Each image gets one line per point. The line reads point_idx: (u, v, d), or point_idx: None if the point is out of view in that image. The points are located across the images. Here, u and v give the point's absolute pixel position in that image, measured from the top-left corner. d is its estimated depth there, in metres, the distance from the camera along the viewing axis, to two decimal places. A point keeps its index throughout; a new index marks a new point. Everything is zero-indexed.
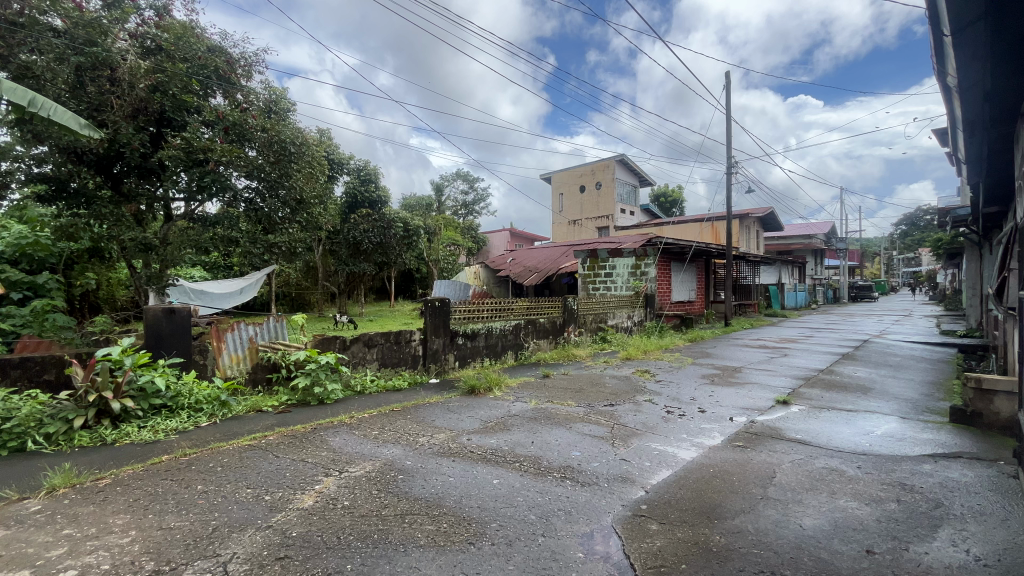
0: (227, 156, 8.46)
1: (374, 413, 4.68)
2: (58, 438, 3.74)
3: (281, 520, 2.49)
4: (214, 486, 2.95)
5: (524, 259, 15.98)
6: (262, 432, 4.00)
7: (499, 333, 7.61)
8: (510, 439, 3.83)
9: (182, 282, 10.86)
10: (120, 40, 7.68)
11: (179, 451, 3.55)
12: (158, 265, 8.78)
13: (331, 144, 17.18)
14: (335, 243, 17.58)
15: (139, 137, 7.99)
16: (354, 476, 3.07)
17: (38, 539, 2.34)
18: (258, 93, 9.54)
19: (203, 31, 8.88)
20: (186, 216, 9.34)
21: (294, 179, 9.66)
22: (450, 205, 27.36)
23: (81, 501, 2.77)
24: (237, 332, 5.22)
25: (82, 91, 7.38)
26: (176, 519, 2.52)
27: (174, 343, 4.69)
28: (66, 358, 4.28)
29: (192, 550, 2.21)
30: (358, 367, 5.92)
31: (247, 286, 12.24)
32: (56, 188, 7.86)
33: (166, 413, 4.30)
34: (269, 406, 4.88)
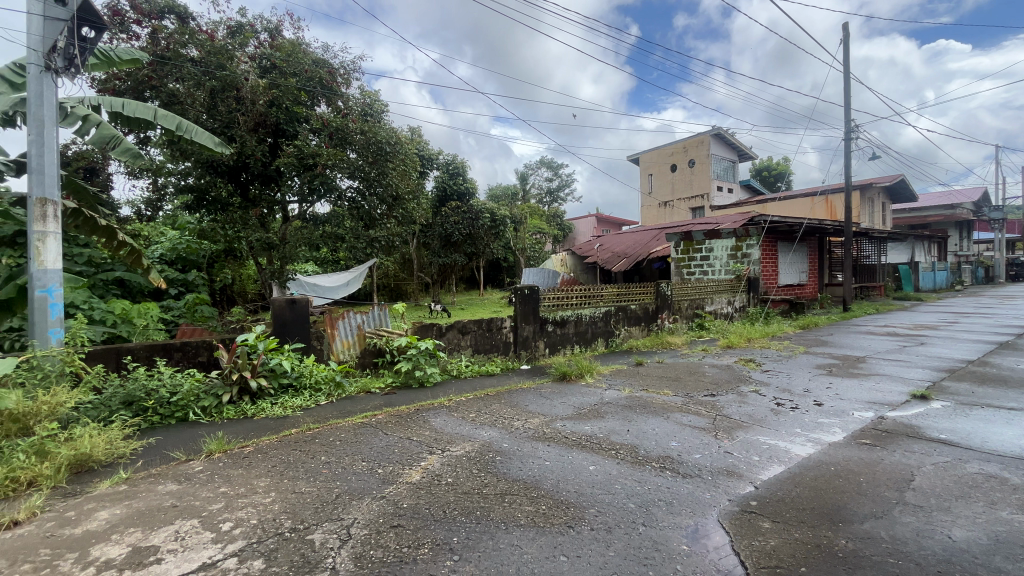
0: (332, 159, 9.22)
1: (470, 396, 4.90)
2: (212, 410, 4.40)
3: (392, 492, 2.70)
4: (334, 457, 3.28)
5: (611, 245, 15.58)
6: (373, 411, 4.37)
7: (589, 320, 7.52)
8: (605, 426, 3.78)
9: (299, 277, 12.15)
10: (242, 62, 8.63)
11: (304, 426, 3.98)
12: (279, 262, 9.89)
13: (422, 140, 17.98)
14: (428, 235, 18.58)
15: (260, 148, 9.00)
16: (456, 455, 3.23)
17: (201, 495, 2.77)
18: (357, 98, 10.22)
19: (309, 46, 9.73)
20: (300, 216, 10.29)
21: (390, 177, 10.24)
22: (535, 193, 27.55)
23: (231, 464, 3.23)
24: (347, 320, 5.74)
25: (214, 111, 8.46)
26: (306, 485, 2.84)
27: (296, 330, 5.26)
28: (214, 343, 5.01)
29: (321, 513, 2.48)
30: (454, 353, 6.21)
31: (353, 278, 13.34)
32: (198, 197, 9.16)
33: (292, 392, 4.85)
34: (377, 388, 5.32)
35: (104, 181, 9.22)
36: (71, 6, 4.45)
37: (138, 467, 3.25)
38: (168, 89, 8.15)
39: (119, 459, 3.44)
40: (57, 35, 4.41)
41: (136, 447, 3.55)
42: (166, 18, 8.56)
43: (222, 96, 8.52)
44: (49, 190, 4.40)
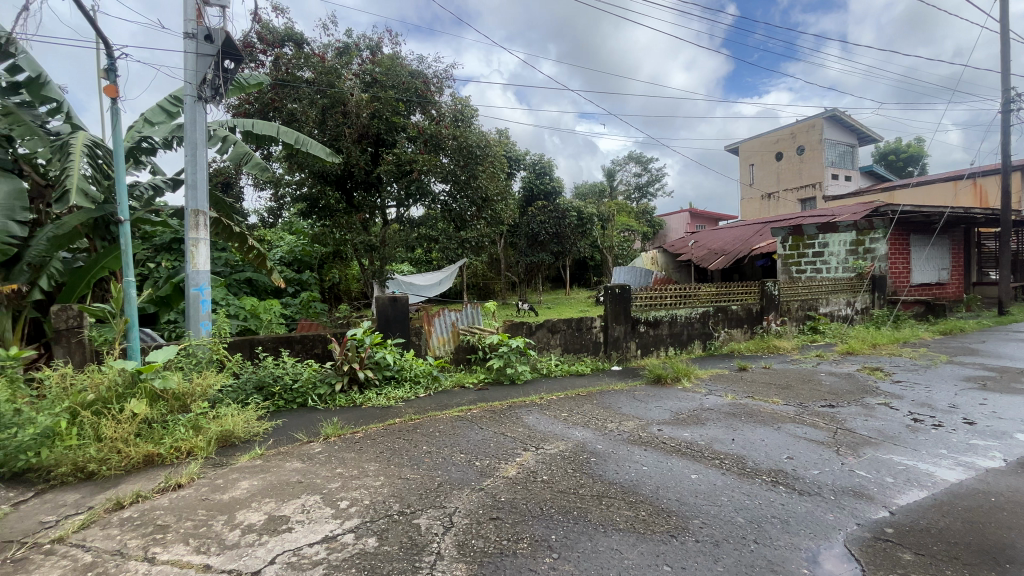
0: (427, 165, 9.72)
1: (561, 395, 4.89)
2: (327, 397, 4.85)
3: (491, 485, 2.79)
4: (435, 447, 3.45)
5: (707, 241, 14.67)
6: (468, 405, 4.54)
7: (684, 320, 7.16)
8: (706, 433, 3.58)
9: (397, 277, 12.96)
10: (349, 79, 9.42)
11: (407, 416, 4.24)
12: (380, 263, 10.63)
13: (510, 142, 18.31)
14: (516, 235, 18.90)
15: (364, 157, 9.75)
16: (550, 453, 3.25)
17: (321, 473, 3.07)
18: (449, 105, 10.66)
19: (406, 59, 10.34)
20: (398, 220, 10.95)
21: (480, 179, 10.55)
22: (623, 190, 26.82)
23: (345, 448, 3.53)
24: (443, 317, 6.02)
25: (325, 125, 9.31)
26: (411, 472, 3.03)
27: (397, 325, 5.61)
28: (328, 336, 5.50)
29: (425, 499, 2.63)
30: (544, 352, 6.24)
31: (445, 278, 13.95)
32: (311, 205, 10.14)
33: (395, 383, 5.19)
34: (470, 383, 5.52)
35: (238, 193, 10.57)
36: (217, 43, 5.15)
37: (269, 445, 3.68)
38: (288, 108, 9.12)
39: (254, 437, 3.92)
40: (207, 69, 5.13)
41: (267, 427, 4.03)
42: (286, 45, 9.60)
43: (332, 112, 9.36)
44: (201, 201, 5.14)
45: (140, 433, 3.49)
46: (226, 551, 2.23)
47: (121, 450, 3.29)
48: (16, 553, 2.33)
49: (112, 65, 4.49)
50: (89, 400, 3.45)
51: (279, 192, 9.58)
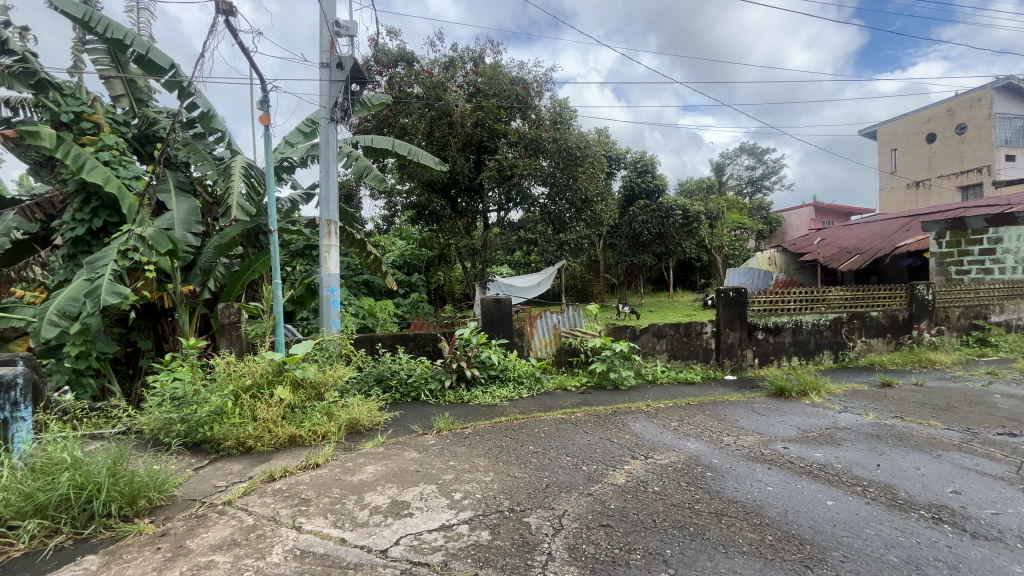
0: (527, 169, 9.89)
1: (669, 404, 4.67)
2: (437, 393, 5.15)
3: (599, 491, 2.75)
4: (541, 448, 3.50)
5: (837, 239, 13.04)
6: (572, 408, 4.54)
7: (811, 328, 6.44)
8: (843, 455, 3.18)
9: (497, 279, 13.35)
10: (454, 92, 9.94)
11: (512, 415, 4.35)
12: (482, 266, 11.03)
13: (609, 141, 17.96)
14: (616, 237, 18.48)
15: (467, 165, 10.23)
16: (660, 463, 3.12)
17: (435, 465, 3.26)
18: (548, 108, 10.74)
19: (507, 68, 10.63)
20: (499, 224, 11.27)
21: (580, 181, 10.48)
22: (733, 185, 24.90)
23: (456, 442, 3.72)
24: (545, 319, 6.08)
25: (433, 137, 9.91)
26: (519, 470, 3.10)
27: (501, 326, 5.78)
28: (437, 335, 5.84)
29: (534, 499, 2.67)
30: (649, 357, 6.02)
31: (544, 279, 14.06)
32: (420, 212, 10.83)
33: (499, 382, 5.35)
34: (573, 386, 5.50)
35: (358, 203, 11.68)
36: (346, 69, 5.75)
37: (389, 434, 4.00)
38: (400, 123, 9.89)
39: (376, 425, 4.29)
40: (338, 93, 5.75)
41: (387, 418, 4.40)
42: (398, 65, 10.43)
43: (439, 123, 9.95)
44: (332, 211, 5.75)
45: (285, 416, 4.00)
46: (358, 528, 2.47)
47: (271, 430, 3.80)
48: (198, 510, 2.80)
49: (265, 97, 5.23)
50: (247, 385, 4.04)
51: (393, 200, 10.36)
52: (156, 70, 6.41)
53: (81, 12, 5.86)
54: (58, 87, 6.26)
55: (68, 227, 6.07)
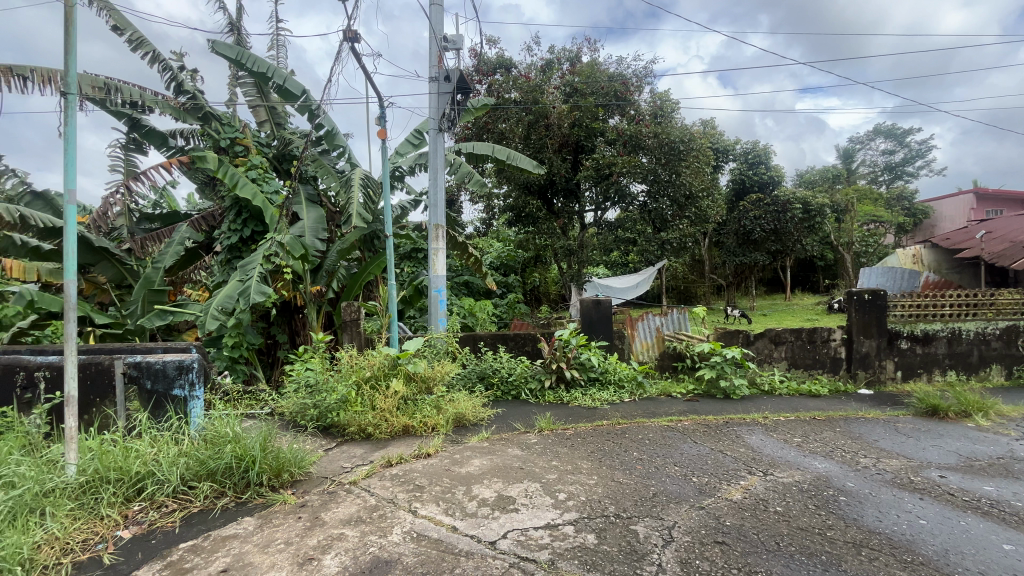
0: (627, 167, 9.62)
1: (790, 417, 4.25)
2: (537, 392, 5.21)
3: (713, 505, 2.59)
4: (646, 455, 3.38)
5: (1007, 231, 10.91)
6: (678, 416, 4.33)
7: (973, 337, 5.47)
8: (1021, 492, 2.66)
9: (594, 280, 13.17)
10: (551, 93, 10.01)
11: (614, 419, 4.27)
12: (578, 266, 10.95)
13: (715, 132, 16.82)
14: (723, 234, 17.26)
15: (564, 165, 10.24)
16: (782, 481, 2.86)
17: (538, 463, 3.30)
18: (649, 102, 10.35)
19: (606, 65, 10.45)
20: (596, 224, 11.12)
21: (683, 176, 9.97)
22: (865, 173, 21.94)
23: (558, 442, 3.75)
24: (647, 321, 5.88)
25: (530, 140, 10.09)
26: (624, 476, 3.03)
27: (601, 328, 5.69)
28: (537, 335, 5.90)
29: (641, 507, 2.59)
30: (764, 365, 5.54)
31: (642, 280, 13.57)
32: (517, 214, 11.06)
33: (599, 385, 5.27)
34: (678, 393, 5.25)
35: (459, 208, 12.24)
36: (453, 81, 6.07)
37: (493, 430, 4.14)
38: (498, 129, 10.18)
39: (480, 421, 4.47)
40: (445, 104, 6.09)
41: (490, 415, 4.56)
42: (497, 72, 10.75)
43: (536, 126, 10.09)
44: (439, 216, 6.09)
45: (399, 407, 4.32)
46: (468, 518, 2.59)
47: (387, 419, 4.13)
48: (329, 486, 3.13)
49: (382, 114, 5.71)
50: (367, 376, 4.43)
51: (492, 203, 10.68)
52: (290, 97, 7.30)
53: (233, 53, 6.86)
54: (218, 118, 7.41)
55: (225, 236, 7.15)
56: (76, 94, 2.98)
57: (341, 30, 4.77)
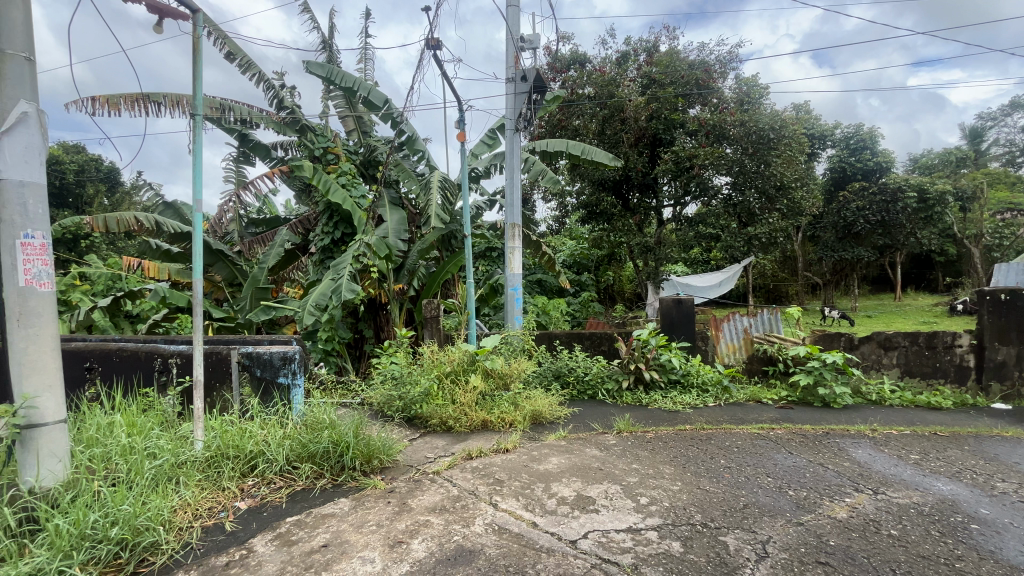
0: (710, 158, 9.12)
1: (903, 431, 3.81)
2: (615, 393, 5.10)
3: (813, 522, 2.39)
4: (735, 464, 3.19)
5: None
6: (769, 424, 4.04)
7: None
8: None
9: (672, 278, 12.66)
10: (627, 86, 9.74)
11: (698, 424, 4.08)
12: (655, 264, 10.58)
13: (811, 117, 15.43)
14: (819, 228, 15.81)
15: (641, 160, 9.93)
16: (897, 502, 2.56)
17: (618, 465, 3.24)
18: (734, 89, 9.74)
19: (686, 53, 9.98)
20: (675, 220, 10.68)
21: (774, 166, 9.25)
22: (999, 154, 18.98)
23: (638, 444, 3.65)
24: (733, 322, 5.59)
25: (605, 135, 9.91)
26: (710, 484, 2.88)
27: (682, 328, 5.46)
28: (614, 335, 5.77)
29: (730, 518, 2.46)
30: (872, 372, 5.01)
31: (726, 278, 12.80)
32: (591, 211, 10.91)
33: (681, 388, 5.06)
34: (769, 399, 4.90)
35: (532, 206, 12.30)
36: (529, 80, 6.11)
37: (570, 429, 4.13)
38: (572, 125, 10.07)
39: (557, 419, 4.48)
40: (522, 104, 6.14)
41: (567, 413, 4.56)
42: (571, 68, 10.65)
43: (611, 121, 9.87)
44: (515, 215, 6.16)
45: (478, 402, 4.44)
46: (548, 515, 2.60)
47: (467, 413, 4.26)
48: (414, 475, 3.29)
49: (461, 117, 5.88)
50: (447, 371, 4.60)
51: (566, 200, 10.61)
52: (375, 107, 7.75)
53: (324, 70, 7.41)
54: (313, 129, 8.05)
55: (319, 238, 7.76)
56: (201, 114, 3.36)
57: (424, 39, 4.97)
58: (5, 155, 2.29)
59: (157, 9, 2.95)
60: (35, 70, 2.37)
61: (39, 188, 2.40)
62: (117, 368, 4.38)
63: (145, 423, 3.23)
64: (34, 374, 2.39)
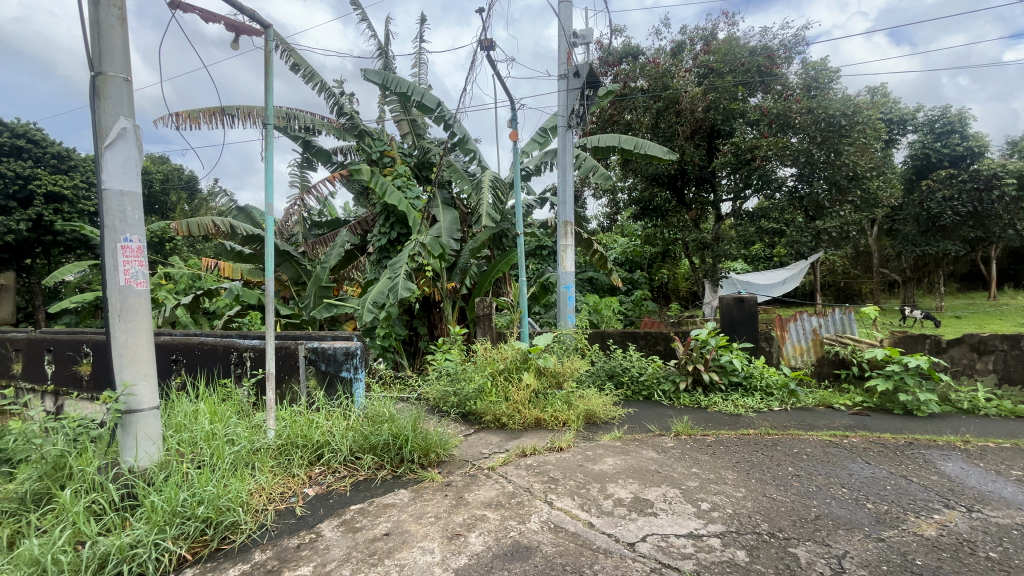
0: (774, 149, 8.62)
1: (1001, 444, 3.44)
2: (671, 395, 4.94)
3: (896, 538, 2.22)
4: (804, 472, 3.01)
5: None
6: (843, 431, 3.78)
7: None
8: None
9: (731, 276, 12.12)
10: (683, 77, 9.41)
11: (762, 429, 3.88)
12: (712, 261, 10.17)
13: (888, 100, 14.22)
14: (898, 220, 14.54)
15: (698, 153, 9.55)
16: (996, 522, 2.32)
17: (676, 468, 3.15)
18: (800, 74, 9.16)
19: (746, 39, 9.50)
20: (735, 214, 10.20)
21: (846, 155, 8.57)
22: None
23: (697, 448, 3.52)
24: (800, 322, 5.29)
25: (658, 129, 9.62)
26: (778, 492, 2.73)
27: (744, 328, 5.22)
28: (671, 334, 5.60)
29: (801, 529, 2.32)
30: (962, 378, 4.60)
31: (790, 276, 12.08)
32: (645, 207, 10.64)
33: (743, 391, 4.83)
34: (841, 404, 4.59)
35: (583, 203, 12.17)
36: (582, 76, 6.01)
37: (625, 430, 4.06)
38: (624, 120, 9.85)
39: (611, 420, 4.42)
40: (575, 100, 6.09)
41: (621, 414, 4.48)
42: (623, 61, 10.43)
43: (665, 114, 9.58)
44: (568, 213, 6.12)
45: (531, 401, 4.45)
46: (604, 516, 2.57)
47: (520, 411, 4.28)
48: (470, 469, 3.35)
49: (513, 116, 5.92)
50: (500, 369, 4.68)
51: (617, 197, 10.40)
52: (428, 110, 7.94)
53: (380, 77, 7.68)
54: (370, 134, 8.37)
55: (376, 238, 8.06)
56: (273, 124, 3.58)
57: (477, 40, 5.04)
58: (108, 167, 2.54)
59: (233, 27, 3.17)
60: (132, 89, 2.62)
61: (135, 196, 2.64)
62: (199, 360, 4.76)
63: (225, 412, 3.49)
64: (133, 364, 2.63)
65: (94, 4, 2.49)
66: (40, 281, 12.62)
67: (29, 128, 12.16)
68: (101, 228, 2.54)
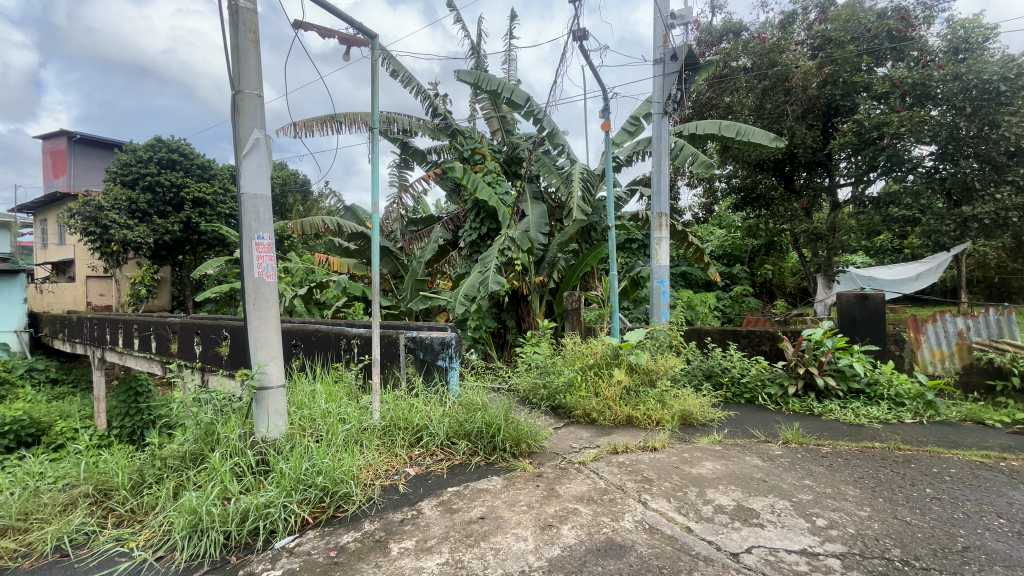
0: (907, 124, 7.38)
1: None
2: (778, 398, 4.55)
3: None
4: (947, 496, 2.62)
5: None
6: (998, 452, 3.22)
7: None
8: None
9: (850, 270, 10.89)
10: (793, 52, 8.61)
11: (891, 443, 3.43)
12: (827, 254, 9.16)
13: None
14: None
15: (811, 134, 8.63)
16: None
17: (786, 479, 2.90)
18: (942, 36, 7.92)
19: (873, 3, 8.45)
20: (855, 201, 9.09)
21: (1008, 124, 6.98)
22: None
23: (811, 459, 3.21)
24: (939, 324, 4.61)
25: (763, 111, 8.89)
26: (913, 516, 2.41)
27: (867, 328, 4.65)
28: (779, 334, 5.16)
29: (944, 560, 2.03)
30: None
31: (926, 272, 10.54)
32: (747, 196, 9.87)
33: (865, 400, 4.31)
34: (996, 421, 3.92)
35: (677, 194, 11.62)
36: (680, 58, 5.73)
37: (726, 434, 3.82)
38: (725, 102, 9.19)
39: (710, 422, 4.19)
40: (672, 85, 5.80)
41: (720, 416, 4.23)
42: (724, 39, 9.78)
43: (772, 93, 8.79)
44: (663, 205, 5.86)
45: (623, 397, 4.34)
46: (704, 522, 2.44)
47: (611, 407, 4.21)
48: (561, 462, 3.37)
49: (605, 106, 5.79)
50: (590, 363, 4.62)
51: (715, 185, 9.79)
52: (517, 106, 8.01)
53: (473, 77, 7.92)
54: (462, 133, 8.66)
55: (467, 234, 8.33)
56: (378, 128, 3.82)
57: (569, 31, 4.99)
58: (245, 173, 2.90)
59: (345, 40, 3.45)
60: (264, 104, 2.96)
61: (266, 199, 2.98)
62: (315, 345, 5.28)
63: (339, 394, 3.84)
64: (265, 347, 2.98)
65: (234, 31, 2.85)
66: (189, 273, 14.79)
67: (180, 144, 14.24)
68: (240, 227, 2.91)
